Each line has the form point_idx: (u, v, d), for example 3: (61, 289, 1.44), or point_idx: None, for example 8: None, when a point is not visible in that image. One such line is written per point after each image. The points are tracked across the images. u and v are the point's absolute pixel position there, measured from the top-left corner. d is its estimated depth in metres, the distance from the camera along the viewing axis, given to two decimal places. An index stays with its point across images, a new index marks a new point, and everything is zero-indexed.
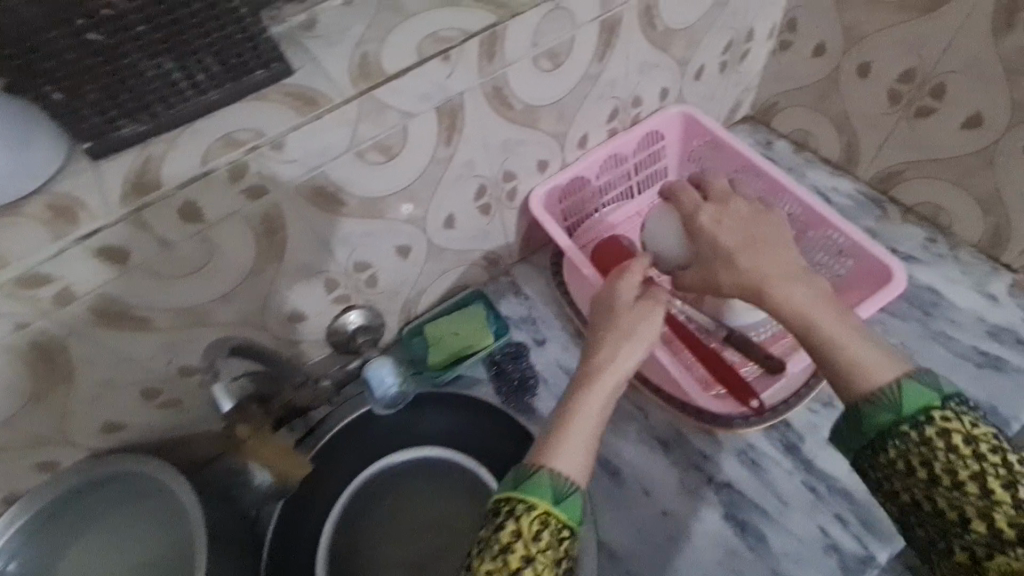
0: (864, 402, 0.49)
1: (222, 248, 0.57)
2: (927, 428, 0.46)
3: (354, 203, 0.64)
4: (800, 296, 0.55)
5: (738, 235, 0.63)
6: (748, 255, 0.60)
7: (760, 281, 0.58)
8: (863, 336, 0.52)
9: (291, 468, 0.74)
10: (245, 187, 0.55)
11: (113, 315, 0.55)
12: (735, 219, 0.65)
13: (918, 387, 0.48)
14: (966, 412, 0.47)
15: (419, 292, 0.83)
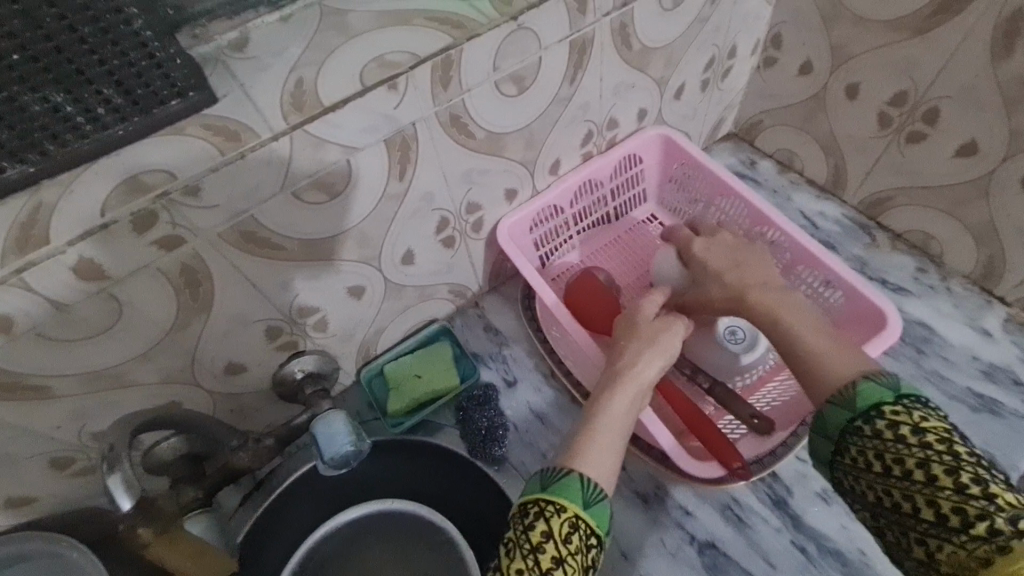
0: (828, 403, 0.52)
1: (133, 304, 0.50)
2: (877, 422, 0.48)
3: (293, 246, 0.57)
4: (777, 303, 0.62)
5: (727, 262, 0.70)
6: (734, 273, 0.68)
7: (741, 291, 0.66)
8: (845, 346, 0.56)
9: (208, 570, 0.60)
10: (157, 237, 0.47)
11: (3, 385, 0.48)
12: (726, 242, 0.73)
13: (873, 385, 0.50)
14: (918, 407, 0.48)
15: (377, 331, 0.76)
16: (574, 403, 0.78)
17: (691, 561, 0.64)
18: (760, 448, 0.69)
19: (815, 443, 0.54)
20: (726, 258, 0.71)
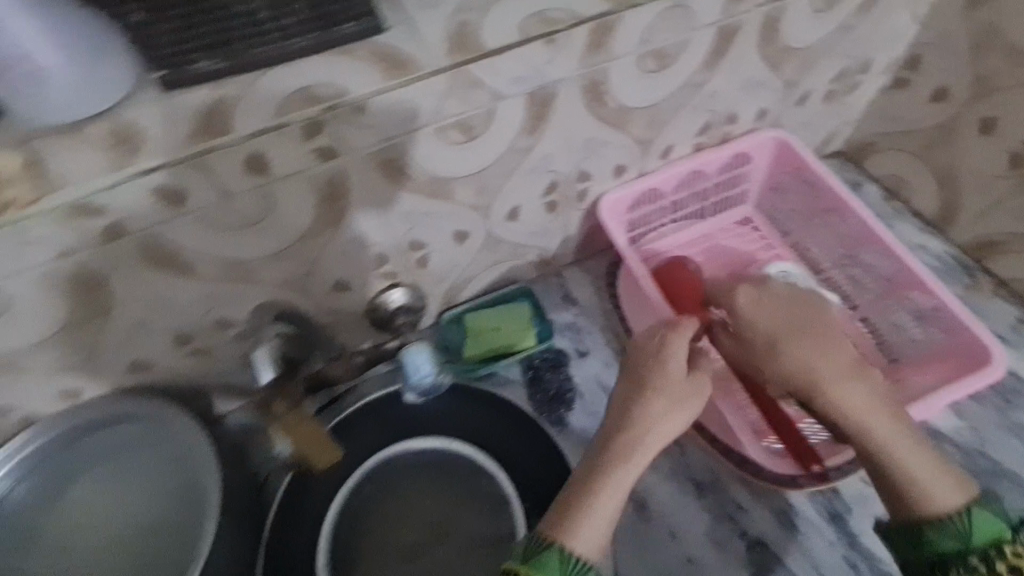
0: (927, 523, 0.52)
1: (281, 207, 0.54)
2: (997, 564, 0.49)
3: (423, 180, 0.60)
4: (857, 400, 0.54)
5: (792, 325, 0.58)
6: (802, 347, 0.56)
7: (810, 379, 0.55)
8: (933, 458, 0.53)
9: (316, 453, 0.64)
10: (317, 146, 0.51)
11: (161, 257, 0.53)
12: (779, 301, 0.60)
13: (990, 519, 0.51)
14: None
15: (467, 279, 0.80)
16: None
17: (738, 553, 0.66)
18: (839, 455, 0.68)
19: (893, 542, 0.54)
20: (788, 310, 0.59)
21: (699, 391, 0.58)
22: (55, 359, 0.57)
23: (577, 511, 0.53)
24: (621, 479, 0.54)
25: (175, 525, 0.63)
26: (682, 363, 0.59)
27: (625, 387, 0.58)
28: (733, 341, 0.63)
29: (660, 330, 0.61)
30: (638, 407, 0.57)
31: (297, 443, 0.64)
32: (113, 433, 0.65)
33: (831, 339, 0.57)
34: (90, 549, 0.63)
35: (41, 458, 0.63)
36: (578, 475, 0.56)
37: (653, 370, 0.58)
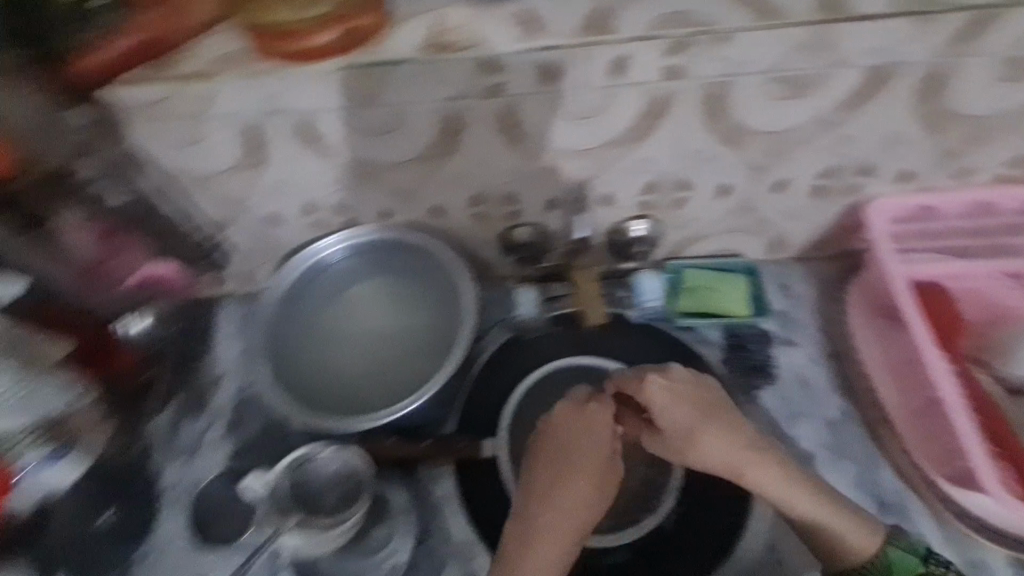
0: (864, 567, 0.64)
1: (613, 110, 0.62)
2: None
3: (729, 124, 0.65)
4: (770, 480, 0.65)
5: (691, 408, 0.66)
6: (713, 439, 0.65)
7: (737, 467, 0.65)
8: (847, 510, 0.65)
9: (594, 312, 0.80)
10: (670, 64, 0.58)
11: (508, 123, 0.64)
12: (688, 394, 0.67)
13: (899, 553, 0.63)
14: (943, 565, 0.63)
15: (701, 236, 0.84)
16: (845, 393, 0.78)
17: None
18: None
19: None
20: (682, 404, 0.66)
21: (593, 425, 0.68)
22: (394, 183, 0.73)
23: (518, 553, 0.64)
24: (550, 525, 0.65)
25: (425, 348, 0.78)
26: (582, 416, 0.68)
27: (557, 483, 0.66)
28: (651, 436, 0.68)
29: (587, 419, 0.68)
30: (564, 477, 0.66)
31: (581, 300, 0.80)
32: (406, 256, 0.79)
33: (678, 400, 0.67)
34: (363, 335, 0.80)
35: (357, 250, 0.79)
36: (528, 527, 0.65)
37: (578, 444, 0.67)
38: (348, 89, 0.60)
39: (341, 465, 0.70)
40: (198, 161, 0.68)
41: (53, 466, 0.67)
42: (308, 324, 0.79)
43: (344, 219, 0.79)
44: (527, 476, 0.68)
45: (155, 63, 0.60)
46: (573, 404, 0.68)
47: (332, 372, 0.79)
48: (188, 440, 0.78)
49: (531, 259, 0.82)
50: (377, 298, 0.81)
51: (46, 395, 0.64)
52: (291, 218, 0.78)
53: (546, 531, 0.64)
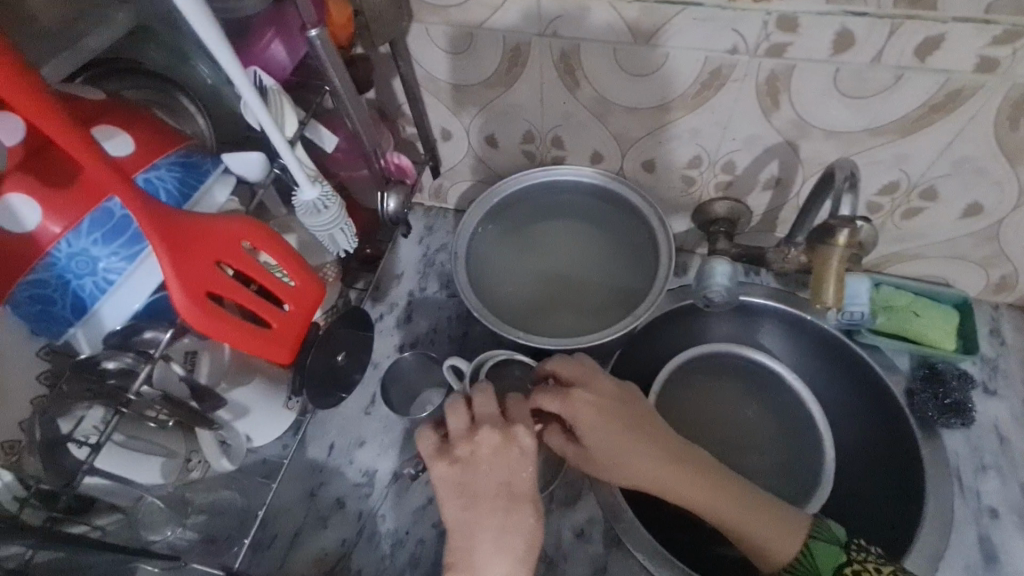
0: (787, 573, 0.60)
1: (896, 93, 0.59)
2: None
3: (1022, 135, 0.59)
4: (647, 464, 0.60)
5: (593, 408, 0.59)
6: (598, 432, 0.59)
7: (644, 476, 0.60)
8: (764, 510, 0.61)
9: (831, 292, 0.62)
10: (990, 55, 0.54)
11: (774, 88, 0.62)
12: (593, 413, 0.60)
13: (829, 549, 0.60)
14: (870, 560, 0.59)
15: (916, 255, 0.78)
16: None
17: None
18: None
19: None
20: (608, 416, 0.60)
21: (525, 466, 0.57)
22: (623, 128, 0.74)
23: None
24: (496, 565, 0.53)
25: (604, 297, 0.80)
26: (509, 457, 0.56)
27: (509, 507, 0.55)
28: (576, 448, 0.63)
29: (509, 455, 0.56)
30: (506, 504, 0.55)
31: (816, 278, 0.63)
32: (615, 207, 0.81)
33: (608, 405, 0.61)
34: (548, 268, 0.83)
35: (575, 188, 0.81)
36: (474, 561, 0.54)
37: (515, 484, 0.56)
38: (631, 22, 0.61)
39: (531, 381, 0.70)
40: (455, 71, 0.73)
41: None
42: (502, 245, 0.83)
43: (556, 156, 0.83)
44: (457, 510, 0.55)
45: None
46: (496, 430, 0.57)
47: (517, 293, 0.81)
48: None
49: (727, 234, 0.79)
50: (573, 237, 0.84)
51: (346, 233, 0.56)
52: (508, 144, 0.83)
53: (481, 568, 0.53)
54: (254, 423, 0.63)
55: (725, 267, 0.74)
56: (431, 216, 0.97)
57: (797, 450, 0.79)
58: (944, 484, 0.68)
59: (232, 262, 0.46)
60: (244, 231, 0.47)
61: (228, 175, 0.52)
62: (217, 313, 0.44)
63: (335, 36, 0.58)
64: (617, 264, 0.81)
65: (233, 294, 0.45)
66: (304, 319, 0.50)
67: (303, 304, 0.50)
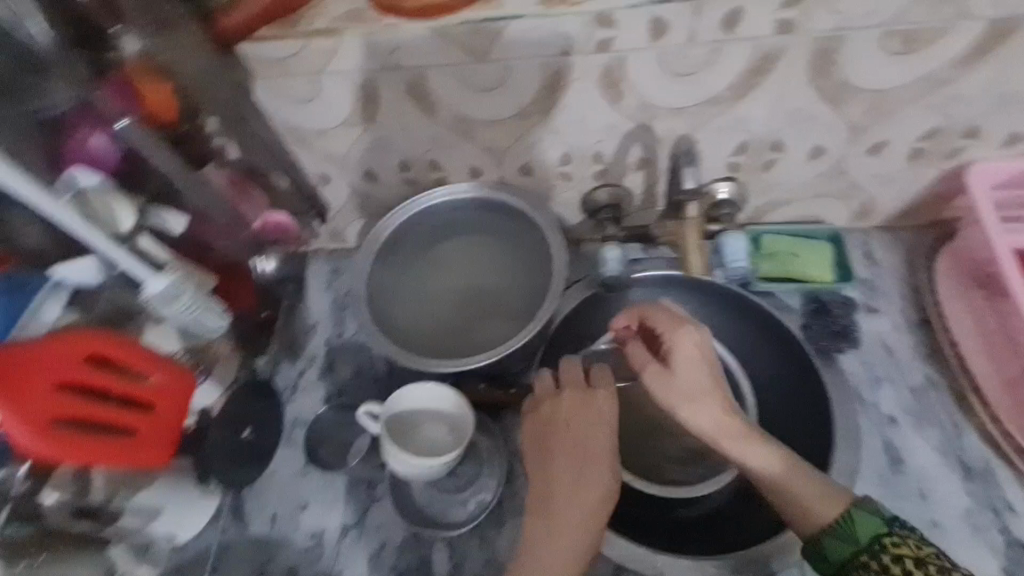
0: (826, 535, 0.57)
1: (719, 65, 0.63)
2: (882, 557, 0.54)
3: (835, 81, 0.65)
4: (712, 417, 0.61)
5: (696, 353, 0.62)
6: (684, 372, 0.62)
7: (710, 424, 0.61)
8: (813, 479, 0.60)
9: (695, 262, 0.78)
10: (785, 18, 0.59)
11: (611, 79, 0.65)
12: (687, 365, 0.62)
13: (866, 516, 0.56)
14: (910, 536, 0.55)
15: (786, 201, 0.83)
16: (929, 359, 0.77)
17: (995, 543, 0.66)
18: None
19: (816, 566, 0.59)
20: (700, 368, 0.61)
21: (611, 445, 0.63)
22: (491, 142, 0.75)
23: (553, 527, 0.60)
24: (573, 514, 0.61)
25: (507, 306, 0.81)
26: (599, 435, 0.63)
27: (588, 465, 0.62)
28: (651, 376, 0.62)
29: (590, 410, 0.64)
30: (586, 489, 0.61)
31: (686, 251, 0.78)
32: (492, 216, 0.82)
33: (696, 362, 0.62)
34: (446, 290, 0.83)
35: (453, 200, 0.81)
36: (549, 505, 0.61)
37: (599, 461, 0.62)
38: (466, 44, 0.62)
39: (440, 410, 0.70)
40: (311, 118, 0.72)
41: (200, 390, 0.67)
42: (402, 274, 0.82)
43: (437, 178, 0.83)
44: (537, 464, 0.64)
45: (282, 21, 0.63)
46: (578, 390, 0.65)
47: (427, 320, 0.81)
48: (286, 381, 0.81)
49: (613, 220, 0.83)
50: (461, 254, 0.84)
51: (218, 310, 0.63)
52: (387, 177, 0.83)
53: (556, 512, 0.61)
54: (172, 519, 0.68)
55: (615, 252, 0.79)
56: (335, 259, 0.93)
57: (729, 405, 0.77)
58: (848, 402, 0.74)
59: (85, 379, 0.55)
60: (95, 343, 0.56)
61: (62, 288, 0.60)
62: (74, 440, 0.53)
63: (154, 117, 0.57)
64: (511, 271, 0.82)
65: (90, 410, 0.55)
66: (172, 411, 0.61)
67: (167, 400, 0.60)
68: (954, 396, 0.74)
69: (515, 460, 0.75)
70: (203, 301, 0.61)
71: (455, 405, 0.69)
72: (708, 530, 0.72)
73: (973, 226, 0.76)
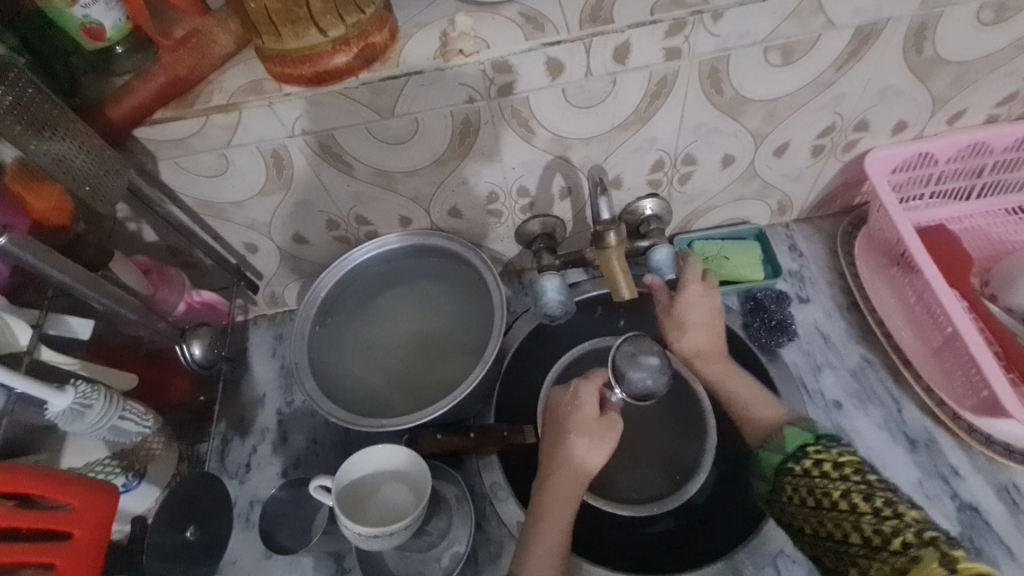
0: (762, 446, 0.66)
1: (618, 95, 0.66)
2: (805, 461, 0.60)
3: (729, 95, 0.68)
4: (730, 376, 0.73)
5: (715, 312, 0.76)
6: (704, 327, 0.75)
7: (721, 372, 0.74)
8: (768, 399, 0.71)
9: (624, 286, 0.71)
10: (670, 45, 0.62)
11: (519, 118, 0.67)
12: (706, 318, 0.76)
13: (797, 432, 0.64)
14: (836, 446, 0.60)
15: (709, 207, 0.86)
16: (863, 339, 0.80)
17: (948, 510, 0.67)
18: None
19: (761, 485, 0.65)
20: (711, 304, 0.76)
21: (612, 425, 0.70)
22: (413, 191, 0.75)
23: (553, 497, 0.66)
24: (568, 487, 0.67)
25: (455, 348, 0.79)
26: (598, 419, 0.71)
27: (594, 435, 0.69)
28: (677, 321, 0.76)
29: (592, 386, 0.73)
30: (582, 466, 0.68)
31: (613, 278, 0.71)
32: (428, 261, 0.82)
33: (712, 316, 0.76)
34: (393, 341, 0.82)
35: (385, 253, 0.81)
36: (550, 481, 0.67)
37: (602, 439, 0.69)
38: (370, 103, 0.63)
39: (397, 466, 0.69)
40: (227, 191, 0.71)
41: (129, 494, 0.66)
42: (347, 333, 0.81)
43: (367, 231, 0.82)
44: (549, 445, 0.70)
45: (179, 101, 0.63)
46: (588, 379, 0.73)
47: (377, 377, 0.79)
48: (238, 461, 0.78)
49: (548, 249, 0.82)
50: (403, 302, 0.83)
51: (131, 415, 0.64)
52: (316, 237, 0.81)
53: (558, 481, 0.67)
54: None
55: (554, 282, 0.78)
56: (278, 323, 0.90)
57: (684, 416, 0.81)
58: (795, 393, 0.76)
59: None
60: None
61: None
62: None
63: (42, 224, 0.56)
64: (456, 313, 0.81)
65: None
66: (93, 534, 0.52)
67: (81, 524, 0.51)
68: (891, 373, 0.77)
69: (483, 505, 0.73)
70: (111, 410, 0.62)
71: (410, 464, 0.68)
72: (683, 543, 0.73)
73: (880, 209, 0.80)
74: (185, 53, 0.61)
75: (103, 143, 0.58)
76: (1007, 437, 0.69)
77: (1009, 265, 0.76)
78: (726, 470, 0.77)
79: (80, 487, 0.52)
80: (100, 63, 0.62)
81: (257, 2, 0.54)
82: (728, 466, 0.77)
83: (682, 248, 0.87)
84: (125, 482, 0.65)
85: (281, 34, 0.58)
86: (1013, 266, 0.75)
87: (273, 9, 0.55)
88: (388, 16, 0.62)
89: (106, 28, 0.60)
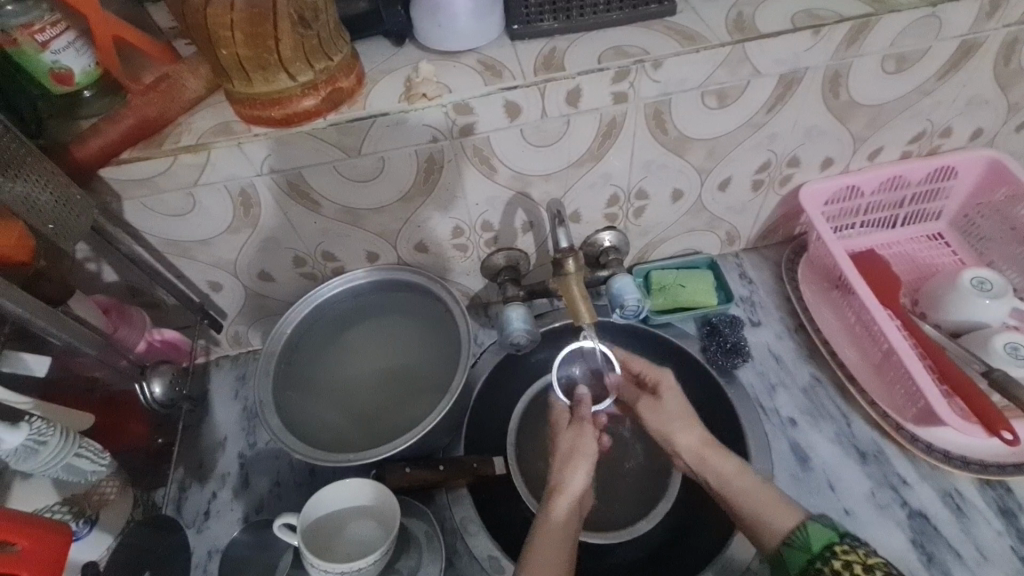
0: (784, 544, 0.62)
1: (571, 135, 0.71)
2: (834, 561, 0.58)
3: (674, 135, 0.74)
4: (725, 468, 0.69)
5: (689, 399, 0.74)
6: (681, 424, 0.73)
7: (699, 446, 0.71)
8: (767, 492, 0.65)
9: (581, 309, 0.73)
10: (617, 90, 0.67)
11: (480, 156, 0.71)
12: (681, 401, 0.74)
13: (820, 528, 0.61)
14: (859, 546, 0.59)
15: (664, 238, 0.91)
16: (811, 359, 0.84)
17: (899, 518, 0.70)
18: (1007, 456, 0.72)
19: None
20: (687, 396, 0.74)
21: (583, 436, 0.73)
22: (381, 226, 0.77)
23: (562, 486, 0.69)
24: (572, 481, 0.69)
25: (423, 380, 0.80)
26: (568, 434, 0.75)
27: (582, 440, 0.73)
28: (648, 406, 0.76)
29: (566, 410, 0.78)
30: (567, 489, 0.69)
31: (570, 302, 0.74)
32: (398, 296, 0.83)
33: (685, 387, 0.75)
34: (361, 376, 0.81)
35: (354, 289, 0.82)
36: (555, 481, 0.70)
37: (576, 456, 0.71)
38: (337, 143, 0.66)
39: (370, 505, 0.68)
40: (192, 231, 0.72)
41: (79, 542, 0.63)
42: (311, 372, 0.80)
43: (335, 267, 0.83)
44: None
45: (146, 142, 0.64)
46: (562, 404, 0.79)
47: (342, 414, 0.78)
48: (196, 508, 0.74)
49: (513, 280, 0.85)
50: (371, 336, 0.83)
51: (87, 452, 0.63)
52: (283, 275, 0.82)
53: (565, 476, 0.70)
54: None
55: (518, 312, 0.79)
56: (241, 364, 0.89)
57: (656, 447, 0.83)
58: (752, 413, 0.79)
59: None
60: None
61: None
62: None
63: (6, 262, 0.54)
64: (424, 346, 0.82)
65: None
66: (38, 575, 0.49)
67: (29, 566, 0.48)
68: (839, 390, 0.81)
69: (453, 540, 0.72)
70: (67, 445, 0.60)
71: (376, 495, 0.67)
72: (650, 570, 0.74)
73: (815, 237, 0.87)
74: (154, 97, 0.64)
75: (70, 183, 0.59)
76: (949, 448, 0.73)
77: (933, 285, 0.83)
78: (692, 491, 0.79)
79: (30, 527, 0.50)
80: (66, 107, 0.64)
81: (228, 48, 0.57)
82: (693, 487, 0.79)
83: (641, 278, 0.91)
84: (75, 529, 0.63)
85: (251, 79, 0.61)
86: (936, 288, 0.82)
87: (245, 57, 0.58)
88: (358, 64, 0.66)
89: (75, 73, 0.61)
